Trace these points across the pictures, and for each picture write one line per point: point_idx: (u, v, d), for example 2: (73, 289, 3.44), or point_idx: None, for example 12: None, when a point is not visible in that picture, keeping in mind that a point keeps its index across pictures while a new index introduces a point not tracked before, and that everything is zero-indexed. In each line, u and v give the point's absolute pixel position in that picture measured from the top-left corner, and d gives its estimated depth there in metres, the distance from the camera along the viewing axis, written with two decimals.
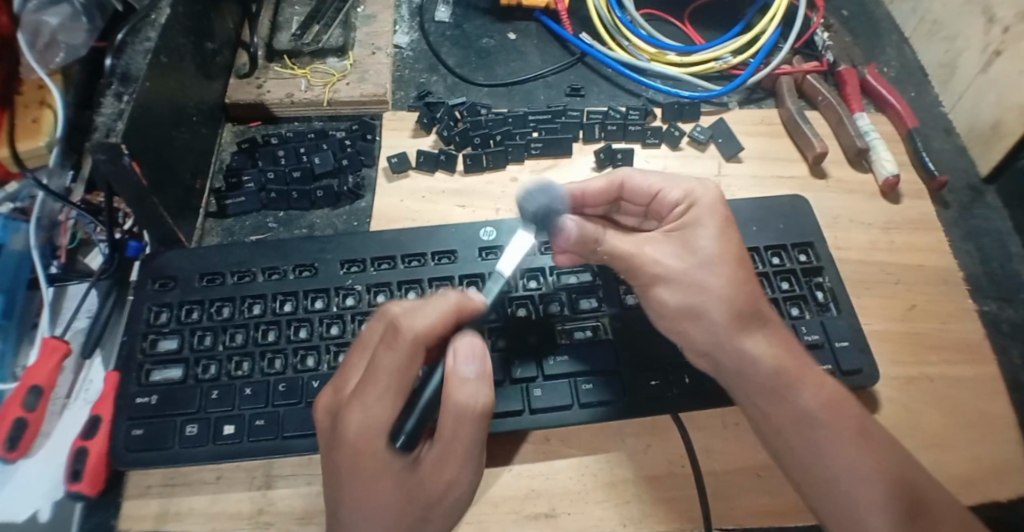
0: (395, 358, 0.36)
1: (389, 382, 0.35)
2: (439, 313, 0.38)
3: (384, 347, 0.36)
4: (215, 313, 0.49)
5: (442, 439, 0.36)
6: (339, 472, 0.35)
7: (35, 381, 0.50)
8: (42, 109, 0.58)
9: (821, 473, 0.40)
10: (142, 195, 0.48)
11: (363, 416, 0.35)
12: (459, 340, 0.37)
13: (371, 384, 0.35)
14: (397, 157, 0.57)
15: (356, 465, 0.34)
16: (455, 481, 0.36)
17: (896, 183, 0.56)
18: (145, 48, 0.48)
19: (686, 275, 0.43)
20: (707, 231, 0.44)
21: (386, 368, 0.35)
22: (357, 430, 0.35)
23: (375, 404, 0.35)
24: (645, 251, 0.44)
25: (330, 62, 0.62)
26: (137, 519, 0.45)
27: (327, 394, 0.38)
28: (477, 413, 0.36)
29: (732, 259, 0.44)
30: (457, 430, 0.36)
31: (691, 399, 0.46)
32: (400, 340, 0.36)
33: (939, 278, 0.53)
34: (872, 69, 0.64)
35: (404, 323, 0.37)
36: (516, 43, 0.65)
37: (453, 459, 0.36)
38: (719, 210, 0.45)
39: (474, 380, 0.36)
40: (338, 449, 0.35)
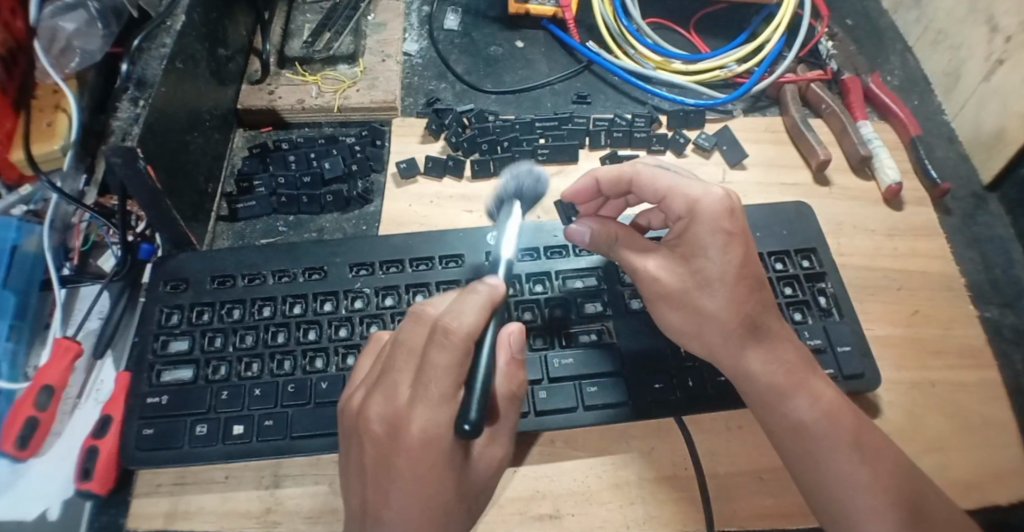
0: (452, 357, 0.35)
1: (448, 380, 0.35)
2: (481, 309, 0.36)
3: (437, 345, 0.35)
4: (226, 314, 0.49)
5: (496, 420, 0.39)
6: (400, 478, 0.35)
7: (47, 381, 0.51)
8: (58, 113, 0.59)
9: (814, 480, 0.41)
10: (156, 198, 0.49)
11: (429, 417, 0.35)
12: (500, 331, 0.39)
13: (431, 384, 0.34)
14: (406, 163, 0.57)
15: (423, 463, 0.35)
16: (498, 456, 0.40)
17: (900, 190, 0.57)
18: (161, 55, 0.49)
19: (685, 296, 0.44)
20: (710, 252, 0.43)
21: (445, 365, 0.35)
22: (423, 433, 0.34)
23: (437, 406, 0.35)
24: (647, 265, 0.45)
25: (340, 69, 0.63)
26: (146, 518, 0.45)
27: (371, 402, 0.36)
28: (520, 392, 0.40)
29: (735, 277, 0.43)
30: (507, 408, 0.39)
31: (695, 402, 0.46)
32: (456, 338, 0.35)
33: (942, 284, 0.54)
34: (876, 78, 0.64)
35: (454, 323, 0.35)
36: (523, 51, 0.66)
37: (500, 435, 0.40)
38: (725, 225, 0.43)
39: (519, 364, 0.39)
40: (399, 453, 0.35)
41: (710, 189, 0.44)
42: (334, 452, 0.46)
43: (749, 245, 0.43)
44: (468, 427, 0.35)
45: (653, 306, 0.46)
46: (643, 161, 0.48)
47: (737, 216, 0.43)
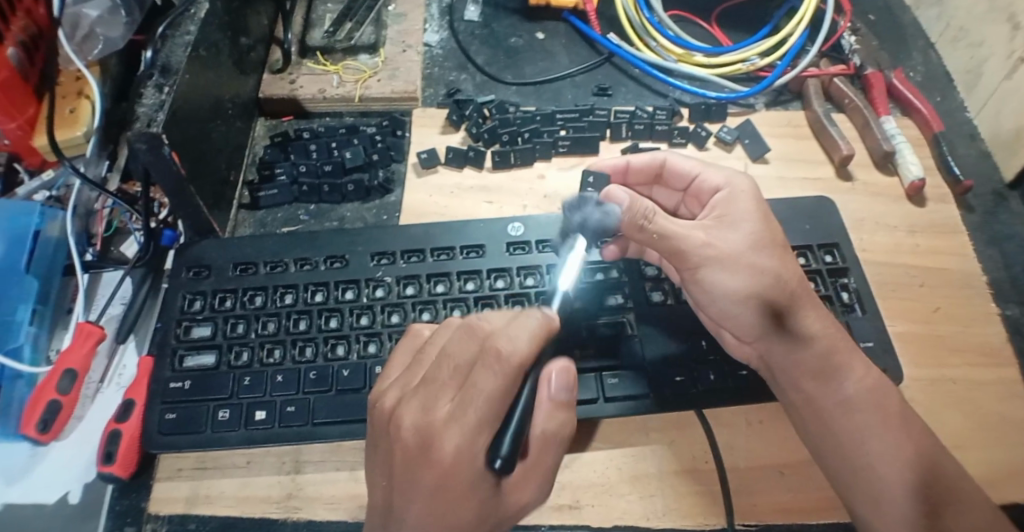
0: (496, 383, 0.35)
1: (489, 408, 0.34)
2: (531, 338, 0.36)
3: (484, 368, 0.35)
4: (248, 301, 0.50)
5: (529, 461, 0.38)
6: (423, 491, 0.34)
7: (70, 365, 0.51)
8: (80, 99, 0.60)
9: (860, 464, 0.42)
10: (179, 184, 0.49)
11: (464, 440, 0.34)
12: (552, 366, 0.39)
13: (473, 406, 0.34)
14: (426, 153, 0.57)
15: (446, 489, 0.34)
16: (529, 498, 0.38)
17: (923, 186, 0.56)
18: (184, 42, 0.49)
19: (734, 260, 0.45)
20: (748, 217, 0.47)
21: (489, 391, 0.34)
22: (454, 456, 0.34)
23: (476, 428, 0.34)
24: (695, 232, 0.45)
25: (361, 59, 0.63)
26: (168, 502, 0.46)
27: (406, 410, 0.35)
28: (560, 438, 0.38)
29: (771, 247, 0.46)
30: (540, 453, 0.38)
31: (714, 396, 0.46)
32: (504, 365, 0.35)
33: (962, 282, 0.53)
34: (899, 73, 0.64)
35: (503, 348, 0.36)
36: (544, 42, 0.66)
37: (532, 479, 0.38)
38: (758, 197, 0.48)
39: (564, 408, 0.39)
40: (426, 471, 0.34)
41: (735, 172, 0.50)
42: (355, 439, 0.46)
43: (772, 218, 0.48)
44: (498, 462, 0.35)
45: (710, 274, 0.45)
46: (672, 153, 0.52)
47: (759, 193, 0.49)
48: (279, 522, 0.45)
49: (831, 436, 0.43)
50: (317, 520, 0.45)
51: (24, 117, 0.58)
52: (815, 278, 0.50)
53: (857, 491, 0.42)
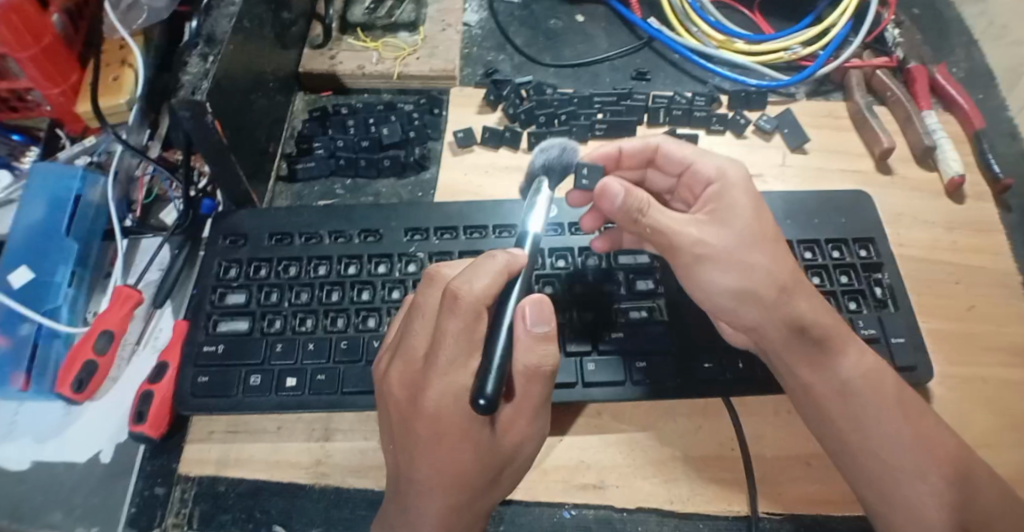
0: (460, 323, 0.36)
1: (459, 349, 0.36)
2: (493, 276, 0.37)
3: (447, 311, 0.36)
4: (283, 271, 0.50)
5: (516, 397, 0.39)
6: (420, 440, 0.37)
7: (107, 325, 0.52)
8: (123, 68, 0.60)
9: (861, 446, 0.41)
10: (220, 153, 0.50)
11: (442, 386, 0.36)
12: (524, 302, 0.38)
13: (442, 353, 0.36)
14: (463, 132, 0.57)
15: (441, 434, 0.37)
16: (524, 433, 0.39)
17: (962, 183, 0.55)
18: (229, 13, 0.49)
19: (728, 256, 0.44)
20: (740, 209, 0.45)
21: (454, 336, 0.36)
22: (436, 403, 0.36)
23: (450, 372, 0.36)
24: (688, 228, 0.44)
25: (400, 36, 0.63)
26: (200, 464, 0.47)
27: (393, 368, 0.39)
28: (544, 369, 0.38)
29: (766, 241, 0.45)
30: (527, 388, 0.38)
31: (744, 384, 0.46)
32: (465, 305, 0.36)
33: (999, 281, 0.52)
34: (943, 68, 0.62)
35: (465, 289, 0.36)
36: (583, 25, 0.66)
37: (523, 414, 0.39)
38: (751, 187, 0.47)
39: (542, 342, 0.37)
40: (418, 422, 0.37)
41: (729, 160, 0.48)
42: None
43: (766, 210, 0.46)
44: (483, 401, 0.35)
45: (701, 271, 0.44)
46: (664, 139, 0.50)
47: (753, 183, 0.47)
48: (306, 487, 0.46)
49: (837, 421, 0.42)
50: (343, 486, 0.45)
51: (66, 83, 0.58)
52: (851, 271, 0.49)
53: (857, 474, 0.41)
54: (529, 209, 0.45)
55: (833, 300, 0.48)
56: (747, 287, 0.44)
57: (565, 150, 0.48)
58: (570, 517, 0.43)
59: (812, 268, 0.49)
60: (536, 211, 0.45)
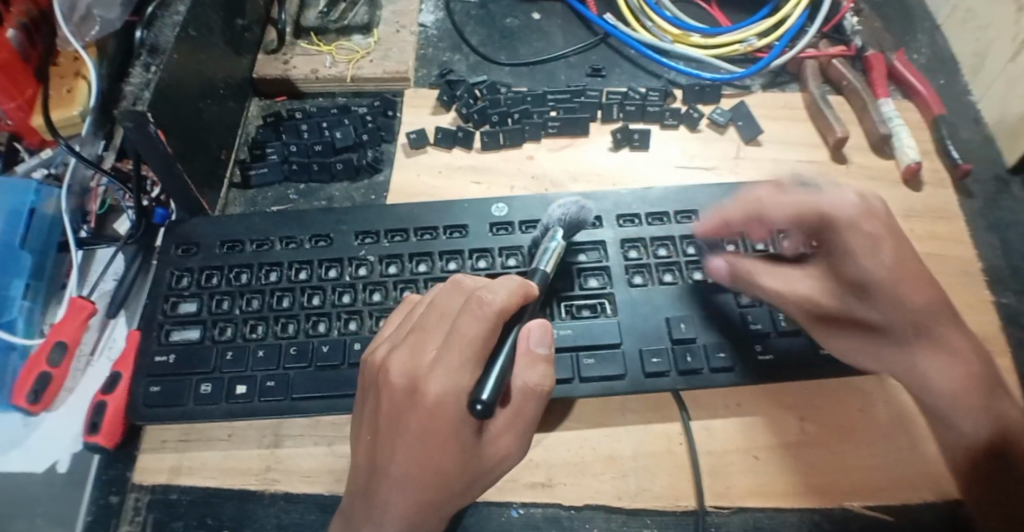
0: (480, 326, 0.37)
1: (472, 348, 0.37)
2: (512, 290, 0.39)
3: (468, 314, 0.37)
4: (235, 278, 0.50)
5: (508, 411, 0.39)
6: (408, 435, 0.36)
7: (61, 337, 0.52)
8: (77, 80, 0.60)
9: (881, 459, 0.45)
10: (168, 162, 0.49)
11: (446, 381, 0.36)
12: (532, 323, 0.40)
13: (455, 349, 0.36)
14: (416, 133, 0.57)
15: (432, 431, 0.36)
16: (508, 448, 0.39)
17: (919, 170, 0.55)
18: (174, 22, 0.49)
19: (853, 312, 0.44)
20: (866, 254, 0.43)
21: (471, 335, 0.37)
22: (438, 398, 0.36)
23: (458, 369, 0.36)
24: (801, 287, 0.45)
25: (354, 39, 0.62)
26: (153, 472, 0.46)
27: (394, 357, 0.38)
28: (541, 389, 0.39)
29: (909, 278, 0.43)
30: (523, 404, 0.39)
31: (694, 379, 0.45)
32: (488, 309, 0.37)
33: (956, 267, 0.52)
34: (902, 55, 0.62)
35: (488, 296, 0.38)
36: (539, 23, 0.65)
37: (512, 429, 0.39)
38: (863, 227, 0.43)
39: (542, 361, 0.40)
40: (412, 413, 0.36)
41: (845, 196, 0.44)
42: (332, 414, 0.46)
43: (902, 239, 0.44)
44: (481, 406, 0.35)
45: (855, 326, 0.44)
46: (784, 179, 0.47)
47: (872, 217, 0.43)
48: (257, 494, 0.45)
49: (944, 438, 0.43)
50: (294, 492, 0.45)
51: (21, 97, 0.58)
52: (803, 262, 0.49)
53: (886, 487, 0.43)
54: (542, 252, 0.46)
55: None
56: (874, 345, 0.45)
57: (583, 208, 0.49)
58: (519, 515, 0.43)
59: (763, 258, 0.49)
60: (548, 255, 0.45)
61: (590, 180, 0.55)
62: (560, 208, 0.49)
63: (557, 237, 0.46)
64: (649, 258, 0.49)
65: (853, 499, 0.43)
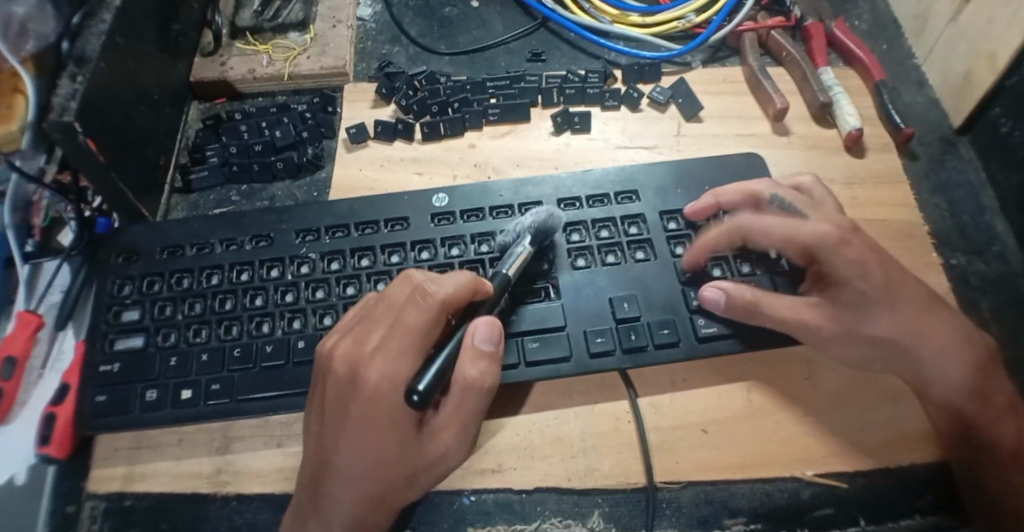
0: (421, 317, 0.38)
1: (412, 338, 0.38)
2: (459, 283, 0.39)
3: (413, 306, 0.38)
4: (176, 284, 0.49)
5: (450, 407, 0.39)
6: (349, 420, 0.37)
7: (10, 352, 0.51)
8: (15, 95, 0.57)
9: (858, 427, 0.45)
10: (101, 170, 0.48)
11: (384, 369, 0.37)
12: (477, 320, 0.39)
13: (396, 338, 0.37)
14: (355, 128, 0.56)
15: (371, 417, 0.37)
16: (450, 444, 0.39)
17: (861, 136, 0.55)
18: (100, 31, 0.48)
19: (851, 329, 0.44)
20: (855, 271, 0.44)
21: (412, 325, 0.38)
22: (375, 385, 0.37)
23: (396, 357, 0.37)
24: (802, 307, 0.44)
25: (291, 37, 0.61)
26: (105, 481, 0.46)
27: (340, 343, 0.39)
28: (483, 386, 0.39)
29: (891, 286, 0.45)
30: (463, 401, 0.39)
31: (639, 357, 0.45)
32: (431, 301, 0.38)
33: (901, 231, 0.52)
34: (842, 23, 0.62)
35: (433, 288, 0.39)
36: (479, 11, 0.65)
37: (454, 425, 0.39)
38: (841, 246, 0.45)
39: (486, 358, 0.39)
40: (353, 400, 0.37)
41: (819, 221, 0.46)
42: (279, 413, 0.46)
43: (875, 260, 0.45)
44: (417, 397, 0.36)
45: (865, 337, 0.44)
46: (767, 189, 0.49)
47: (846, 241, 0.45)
48: (209, 496, 0.45)
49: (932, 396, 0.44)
50: (246, 493, 0.45)
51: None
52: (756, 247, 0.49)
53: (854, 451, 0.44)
54: (507, 257, 0.46)
55: (725, 266, 0.48)
56: (880, 357, 0.45)
57: (554, 213, 0.48)
58: (470, 502, 0.44)
59: (704, 234, 0.49)
60: (512, 260, 0.46)
61: (532, 165, 0.55)
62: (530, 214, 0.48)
63: (523, 245, 0.46)
64: (591, 240, 0.49)
65: (802, 468, 0.44)
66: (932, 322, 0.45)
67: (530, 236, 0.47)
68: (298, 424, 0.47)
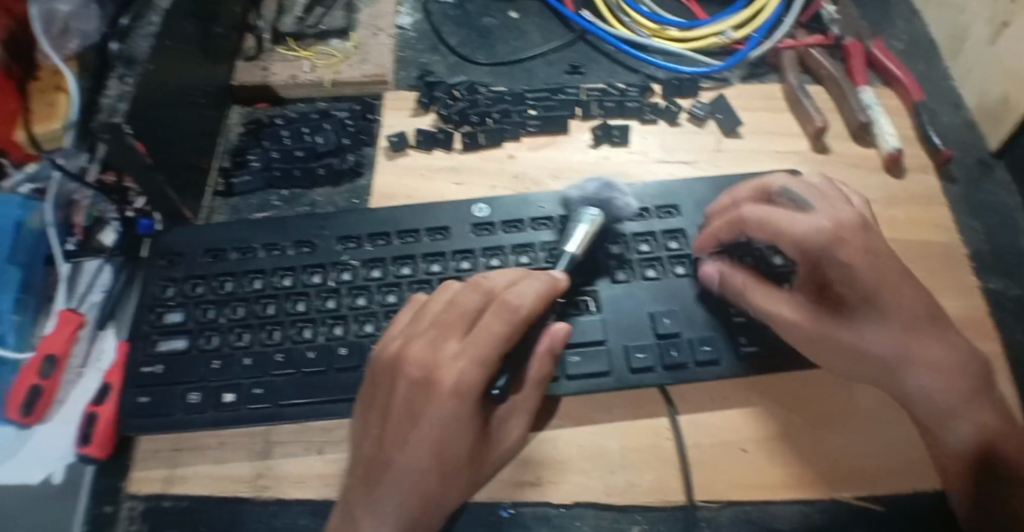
0: (502, 326, 0.40)
1: (493, 345, 0.39)
2: (539, 293, 0.42)
3: (495, 314, 0.40)
4: (219, 287, 0.50)
5: (517, 399, 0.43)
6: (424, 421, 0.39)
7: (51, 350, 0.52)
8: (59, 93, 0.61)
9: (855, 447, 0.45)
10: (147, 172, 0.49)
11: (465, 374, 0.39)
12: (556, 326, 0.44)
13: (478, 344, 0.39)
14: (397, 136, 0.57)
15: (446, 417, 0.38)
16: (512, 434, 0.43)
17: (899, 157, 0.55)
18: (149, 33, 0.49)
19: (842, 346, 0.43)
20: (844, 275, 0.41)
21: (493, 333, 0.39)
22: (455, 389, 0.38)
23: (477, 364, 0.39)
24: (784, 309, 0.44)
25: (332, 43, 0.62)
26: (146, 481, 0.46)
27: (416, 346, 0.40)
28: (547, 381, 0.44)
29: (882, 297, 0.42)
30: (528, 394, 0.44)
31: (680, 373, 0.46)
32: (512, 311, 0.40)
33: (940, 252, 0.52)
34: (880, 42, 0.62)
35: (513, 298, 0.41)
36: (517, 22, 0.65)
37: (519, 415, 0.44)
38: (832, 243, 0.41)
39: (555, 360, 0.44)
40: (430, 402, 0.38)
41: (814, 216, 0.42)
42: (320, 419, 0.46)
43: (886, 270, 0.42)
44: (496, 392, 0.41)
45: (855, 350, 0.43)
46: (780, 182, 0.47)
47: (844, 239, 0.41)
48: (248, 500, 0.46)
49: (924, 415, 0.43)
50: (285, 498, 0.45)
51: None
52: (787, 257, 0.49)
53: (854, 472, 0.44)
54: (571, 232, 0.47)
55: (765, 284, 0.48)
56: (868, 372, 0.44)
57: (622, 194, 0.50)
58: (509, 515, 0.44)
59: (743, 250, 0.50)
60: (576, 237, 0.47)
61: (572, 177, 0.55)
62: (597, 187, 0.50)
63: (591, 215, 0.48)
64: (632, 254, 0.50)
65: (840, 489, 0.44)
66: (927, 338, 0.42)
67: (597, 208, 0.49)
68: (338, 431, 0.47)
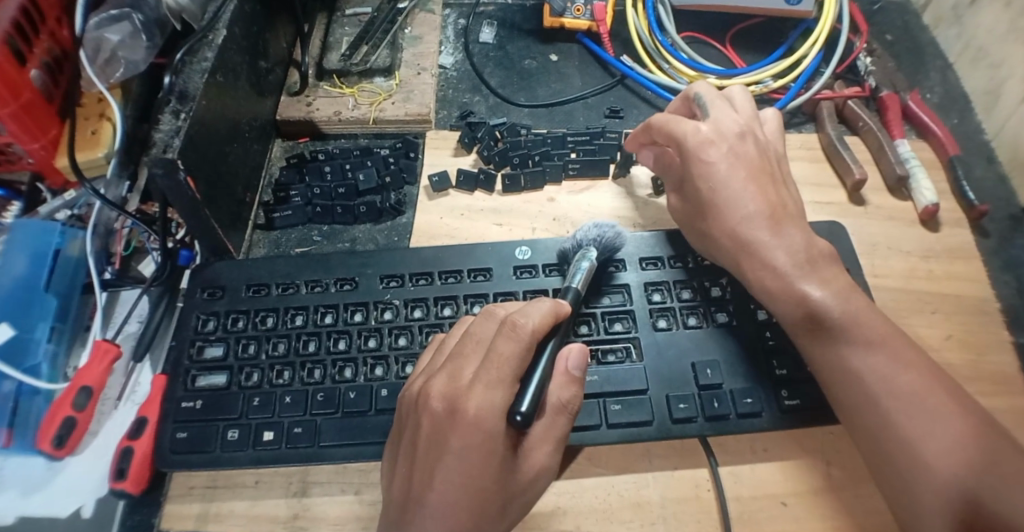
0: (515, 347, 0.39)
1: (509, 367, 0.39)
2: (544, 313, 0.41)
3: (504, 337, 0.40)
4: (261, 322, 0.50)
5: (540, 429, 0.41)
6: (450, 453, 0.37)
7: (85, 382, 0.51)
8: (102, 121, 0.59)
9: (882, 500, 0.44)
10: (195, 207, 0.49)
11: (484, 400, 0.38)
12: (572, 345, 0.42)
13: (493, 368, 0.39)
14: (438, 176, 0.58)
15: (471, 447, 0.37)
16: (544, 463, 0.41)
17: (937, 211, 0.56)
18: (201, 68, 0.50)
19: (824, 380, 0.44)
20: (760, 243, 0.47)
21: (507, 354, 0.39)
22: (476, 416, 0.37)
23: (493, 387, 0.38)
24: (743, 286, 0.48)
25: (376, 82, 0.63)
26: (180, 519, 0.46)
27: (435, 382, 0.40)
28: (572, 406, 0.41)
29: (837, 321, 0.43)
30: (553, 422, 0.41)
31: (722, 425, 0.46)
32: (523, 332, 0.40)
33: (978, 308, 0.52)
34: (916, 95, 0.63)
35: (522, 320, 0.40)
36: (557, 64, 0.67)
37: (545, 445, 0.41)
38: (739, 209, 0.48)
39: (576, 382, 0.41)
40: (453, 431, 0.37)
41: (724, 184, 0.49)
42: (359, 461, 0.46)
43: (802, 246, 0.46)
44: (519, 417, 0.38)
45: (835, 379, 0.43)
46: (693, 126, 0.51)
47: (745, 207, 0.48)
48: None
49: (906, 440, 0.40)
50: None
51: (19, 102, 0.52)
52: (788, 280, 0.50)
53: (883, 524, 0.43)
54: (575, 271, 0.48)
55: None
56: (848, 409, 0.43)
57: (619, 234, 0.51)
58: None
59: None
60: (582, 275, 0.48)
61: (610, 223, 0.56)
62: (596, 229, 0.51)
63: (591, 257, 0.49)
64: (673, 302, 0.50)
65: None
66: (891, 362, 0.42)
67: (595, 249, 0.50)
68: (376, 472, 0.47)
